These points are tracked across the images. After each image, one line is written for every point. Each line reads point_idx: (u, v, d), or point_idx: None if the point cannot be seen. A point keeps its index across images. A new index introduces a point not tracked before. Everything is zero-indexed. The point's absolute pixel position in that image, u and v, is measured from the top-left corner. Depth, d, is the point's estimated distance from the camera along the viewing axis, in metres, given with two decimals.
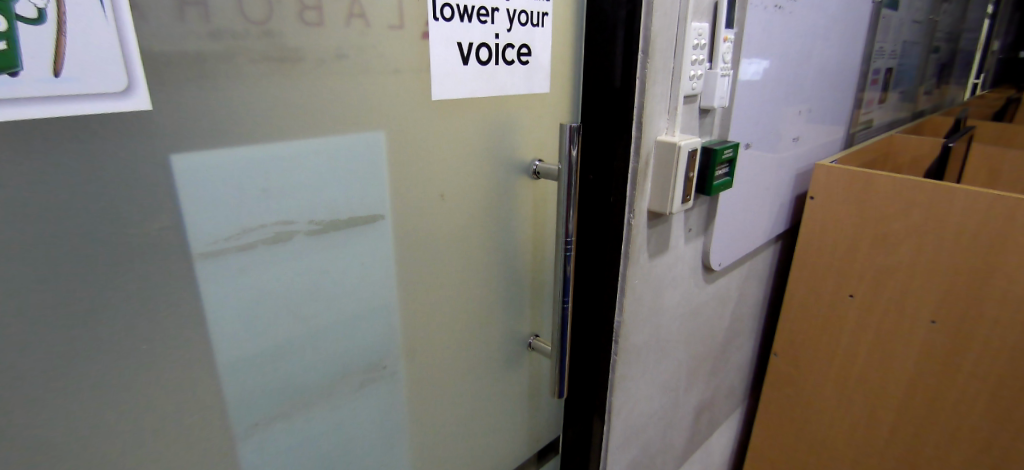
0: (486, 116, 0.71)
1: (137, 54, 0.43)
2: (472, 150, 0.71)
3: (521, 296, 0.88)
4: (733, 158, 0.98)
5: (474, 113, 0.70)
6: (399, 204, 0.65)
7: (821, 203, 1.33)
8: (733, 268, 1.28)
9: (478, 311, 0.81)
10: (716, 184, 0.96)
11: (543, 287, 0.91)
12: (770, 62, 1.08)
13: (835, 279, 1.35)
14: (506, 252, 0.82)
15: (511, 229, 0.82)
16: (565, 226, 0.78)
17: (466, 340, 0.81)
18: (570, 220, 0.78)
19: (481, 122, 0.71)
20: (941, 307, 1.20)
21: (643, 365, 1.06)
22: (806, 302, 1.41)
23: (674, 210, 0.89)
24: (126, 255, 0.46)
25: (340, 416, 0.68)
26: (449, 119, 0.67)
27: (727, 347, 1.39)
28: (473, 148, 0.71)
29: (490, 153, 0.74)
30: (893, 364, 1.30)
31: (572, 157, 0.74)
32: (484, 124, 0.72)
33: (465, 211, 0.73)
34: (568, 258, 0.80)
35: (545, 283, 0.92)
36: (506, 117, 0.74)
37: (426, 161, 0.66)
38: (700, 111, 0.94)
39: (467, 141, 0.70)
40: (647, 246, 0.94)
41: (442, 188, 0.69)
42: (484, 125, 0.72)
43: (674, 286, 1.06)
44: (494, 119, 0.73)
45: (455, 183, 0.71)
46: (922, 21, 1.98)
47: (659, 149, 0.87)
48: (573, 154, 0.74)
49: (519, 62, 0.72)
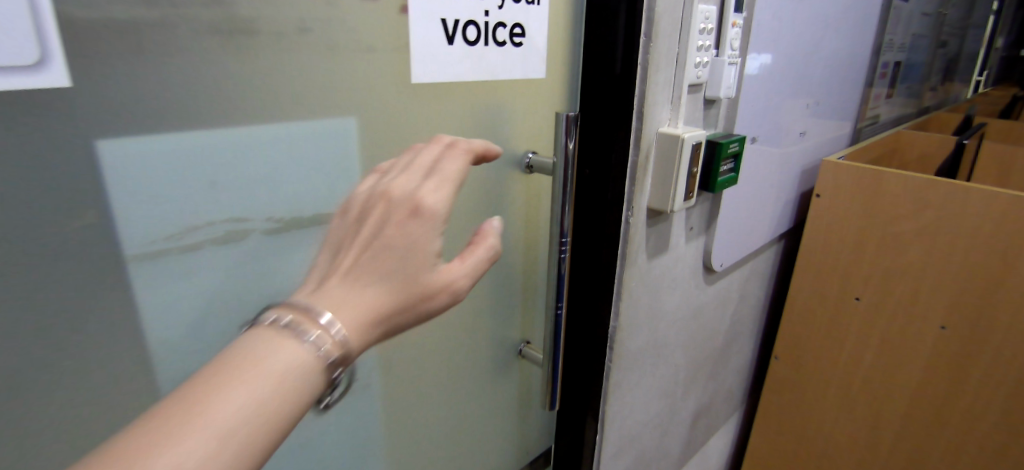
0: (472, 103, 0.65)
1: (53, 18, 0.35)
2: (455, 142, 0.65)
3: (510, 299, 0.81)
4: (739, 152, 0.92)
5: (457, 98, 0.63)
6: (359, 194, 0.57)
7: (828, 201, 1.27)
8: (735, 269, 1.22)
9: (459, 315, 0.74)
10: (721, 180, 0.90)
11: (534, 291, 0.85)
12: (779, 49, 1.02)
13: (841, 280, 1.29)
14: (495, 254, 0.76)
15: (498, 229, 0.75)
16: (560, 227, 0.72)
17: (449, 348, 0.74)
18: (565, 219, 0.72)
19: (465, 110, 0.64)
20: (950, 312, 1.15)
21: (640, 371, 1.01)
22: (810, 303, 1.35)
23: (675, 208, 0.82)
24: (45, 256, 0.40)
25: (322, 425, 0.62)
26: (429, 104, 0.60)
27: (726, 351, 1.33)
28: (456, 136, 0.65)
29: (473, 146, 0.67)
30: (900, 370, 1.25)
31: (568, 149, 0.68)
32: (470, 112, 0.65)
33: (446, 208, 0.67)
34: (562, 261, 0.74)
35: (536, 286, 0.86)
36: (496, 104, 0.68)
37: (403, 150, 0.59)
38: (705, 101, 0.88)
39: (450, 130, 0.64)
40: (646, 246, 0.87)
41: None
42: (470, 114, 0.65)
43: (673, 288, 1.00)
44: (481, 107, 0.66)
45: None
46: (931, 14, 1.92)
47: (660, 142, 0.80)
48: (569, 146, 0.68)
49: (512, 43, 0.65)
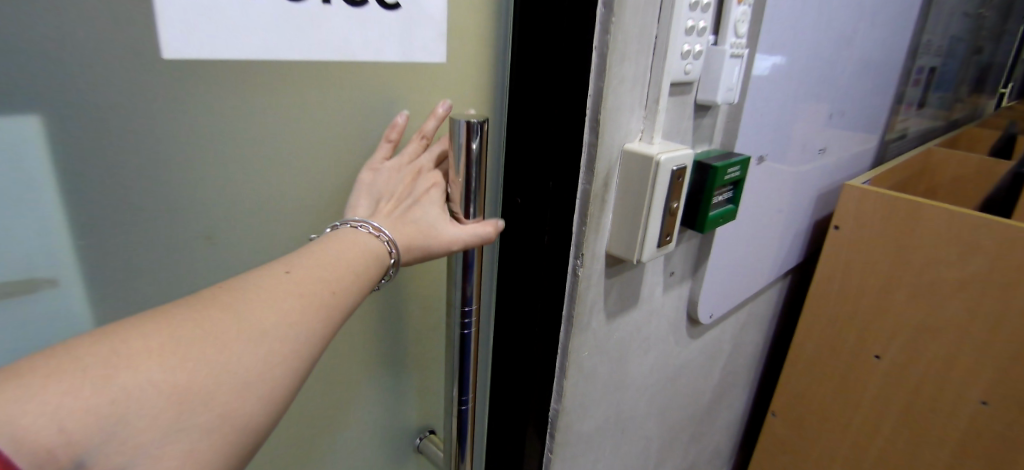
0: (305, 100, 0.43)
1: None
2: (274, 163, 0.43)
3: (400, 378, 0.60)
4: (740, 177, 0.68)
5: (271, 96, 0.41)
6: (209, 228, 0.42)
7: (848, 235, 1.03)
8: (729, 316, 0.98)
9: (343, 387, 0.55)
10: (713, 216, 0.65)
11: (440, 355, 0.63)
12: (800, 41, 0.78)
13: (858, 333, 1.05)
14: (383, 311, 0.55)
15: (391, 289, 0.55)
16: (462, 287, 0.50)
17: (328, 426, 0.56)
18: (468, 282, 0.50)
19: (288, 115, 0.43)
20: (993, 387, 0.92)
21: (595, 455, 0.77)
22: (818, 357, 1.12)
23: (643, 258, 0.58)
24: None
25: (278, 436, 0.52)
26: (207, 103, 0.39)
27: (713, 409, 1.10)
28: (274, 153, 0.43)
29: (311, 167, 0.45)
30: (923, 448, 1.02)
31: (474, 151, 0.44)
32: (294, 114, 0.43)
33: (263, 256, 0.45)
34: (466, 341, 0.52)
35: (437, 358, 0.63)
36: (358, 102, 0.46)
37: (158, 176, 0.38)
38: (695, 107, 0.64)
39: (268, 140, 0.42)
40: (605, 304, 0.64)
41: (207, 224, 0.42)
42: (293, 121, 0.43)
43: (645, 350, 0.77)
44: (322, 106, 0.44)
45: (244, 212, 0.43)
46: (971, 15, 1.66)
47: (626, 164, 0.56)
48: (469, 173, 0.45)
49: (379, 3, 0.41)
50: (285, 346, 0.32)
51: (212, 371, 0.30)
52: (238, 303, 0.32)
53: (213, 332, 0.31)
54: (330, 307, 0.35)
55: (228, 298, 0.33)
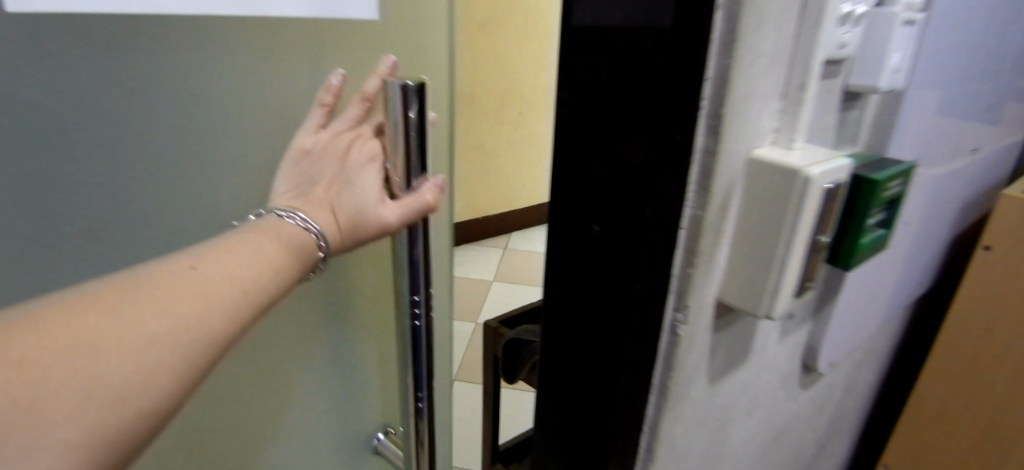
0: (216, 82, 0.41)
1: None
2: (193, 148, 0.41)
3: (348, 366, 0.60)
4: (902, 190, 0.49)
5: (158, 48, 0.38)
6: (117, 205, 0.39)
7: (1003, 259, 0.81)
8: (845, 358, 0.79)
9: (279, 361, 0.54)
10: (864, 246, 0.47)
11: (393, 341, 0.63)
12: (971, 8, 0.58)
13: (1011, 380, 0.83)
14: (326, 289, 0.54)
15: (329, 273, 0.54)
16: (410, 278, 0.45)
17: (272, 406, 0.55)
18: (417, 271, 0.45)
19: (193, 66, 0.39)
20: None
21: None
22: (951, 404, 0.90)
23: (776, 313, 0.41)
24: None
25: (197, 406, 0.49)
26: (94, 64, 0.35)
27: (815, 463, 0.91)
28: (192, 128, 0.41)
29: (221, 144, 0.42)
30: None
31: (408, 119, 0.37)
32: (182, 67, 0.39)
33: (162, 230, 0.42)
34: (416, 330, 0.47)
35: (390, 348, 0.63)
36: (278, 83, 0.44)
37: (63, 156, 0.36)
38: (844, 96, 0.46)
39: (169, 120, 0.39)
40: (710, 366, 0.47)
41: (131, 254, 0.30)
42: (201, 100, 0.40)
43: (751, 412, 0.59)
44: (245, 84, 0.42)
45: (146, 191, 0.40)
46: None
47: (755, 180, 0.39)
48: (407, 145, 0.38)
49: None
50: (176, 356, 0.26)
51: (80, 383, 0.23)
52: (120, 308, 0.25)
53: (83, 339, 0.24)
54: (240, 305, 0.30)
55: (114, 298, 0.26)
